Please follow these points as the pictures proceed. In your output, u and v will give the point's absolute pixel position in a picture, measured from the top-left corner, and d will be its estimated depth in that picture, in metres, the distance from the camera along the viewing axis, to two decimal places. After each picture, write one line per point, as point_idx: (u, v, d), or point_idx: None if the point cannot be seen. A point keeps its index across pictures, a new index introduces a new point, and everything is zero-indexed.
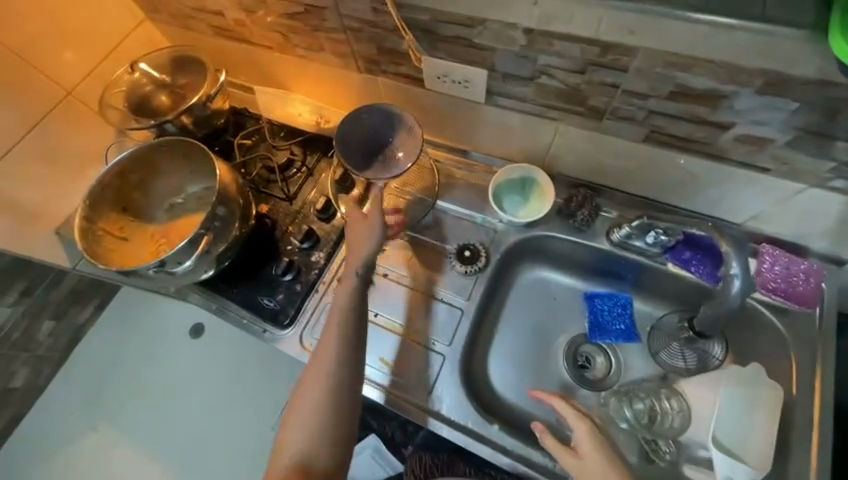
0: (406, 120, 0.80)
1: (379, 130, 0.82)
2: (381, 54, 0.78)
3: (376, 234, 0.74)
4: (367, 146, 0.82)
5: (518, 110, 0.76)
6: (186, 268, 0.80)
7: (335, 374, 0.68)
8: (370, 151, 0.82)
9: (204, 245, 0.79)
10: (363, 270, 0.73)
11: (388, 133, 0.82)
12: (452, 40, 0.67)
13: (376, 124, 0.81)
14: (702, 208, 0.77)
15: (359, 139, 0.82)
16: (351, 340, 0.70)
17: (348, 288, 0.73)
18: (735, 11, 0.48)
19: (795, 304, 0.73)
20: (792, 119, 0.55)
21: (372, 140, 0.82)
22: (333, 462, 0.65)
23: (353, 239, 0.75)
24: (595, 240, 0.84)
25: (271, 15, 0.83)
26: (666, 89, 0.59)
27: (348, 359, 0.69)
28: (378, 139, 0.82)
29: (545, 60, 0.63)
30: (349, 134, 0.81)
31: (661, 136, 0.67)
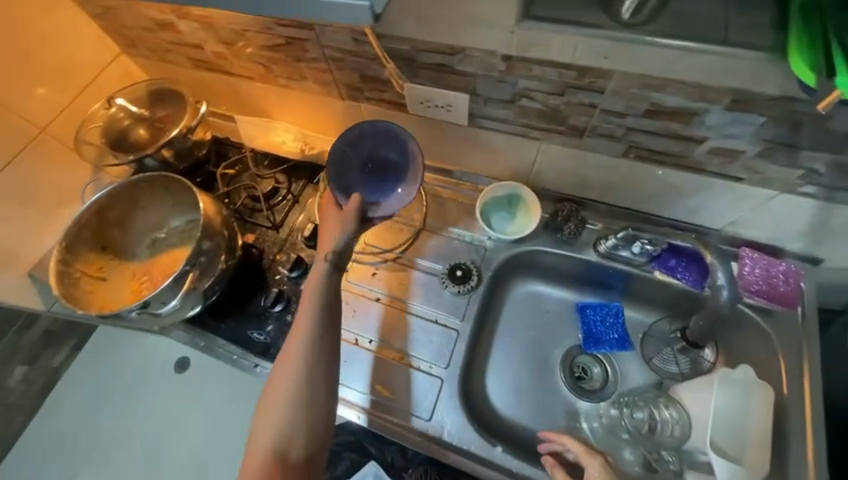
0: (408, 141, 0.76)
1: (380, 146, 0.79)
2: (363, 81, 0.80)
3: (348, 227, 0.73)
4: (366, 163, 0.80)
5: (501, 131, 0.78)
6: (172, 308, 0.77)
7: (307, 358, 0.65)
8: (368, 169, 0.80)
9: (189, 283, 0.77)
10: (334, 257, 0.72)
11: (391, 152, 0.79)
12: (433, 67, 0.69)
13: (378, 141, 0.79)
14: (683, 217, 0.79)
15: (358, 155, 0.80)
16: (324, 325, 0.68)
17: (319, 274, 0.71)
18: (699, 36, 0.51)
19: (779, 305, 0.75)
20: (761, 131, 0.58)
21: (372, 157, 0.80)
22: (309, 444, 0.62)
23: (325, 231, 0.74)
24: (583, 252, 0.86)
25: (251, 46, 0.84)
26: (642, 108, 0.61)
27: (322, 345, 0.67)
28: (378, 157, 0.80)
29: (524, 84, 0.65)
30: (347, 149, 0.79)
31: (640, 151, 0.69)
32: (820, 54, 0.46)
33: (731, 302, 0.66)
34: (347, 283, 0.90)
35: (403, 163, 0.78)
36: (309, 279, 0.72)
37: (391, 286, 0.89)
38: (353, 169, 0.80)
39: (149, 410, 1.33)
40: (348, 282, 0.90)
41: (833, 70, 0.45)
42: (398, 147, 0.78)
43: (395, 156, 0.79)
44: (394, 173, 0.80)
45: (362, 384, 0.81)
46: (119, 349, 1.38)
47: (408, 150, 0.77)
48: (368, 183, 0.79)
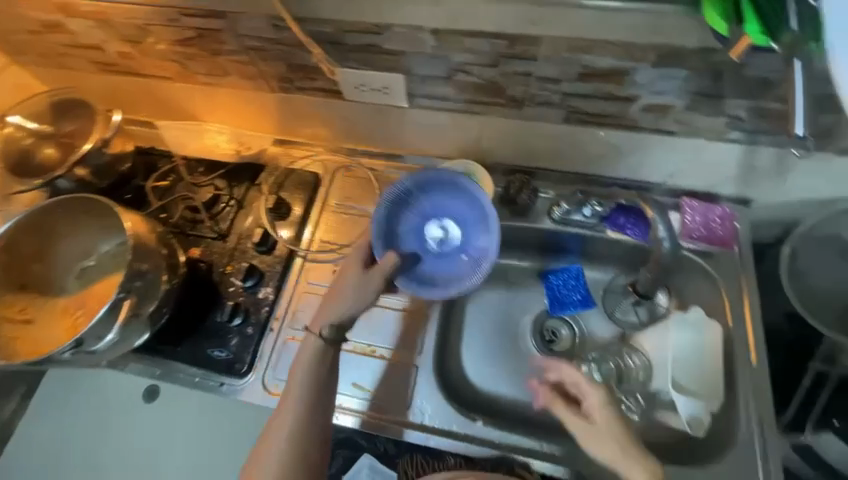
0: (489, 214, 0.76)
1: (446, 205, 0.79)
2: (292, 71, 0.75)
3: (365, 299, 0.70)
4: (426, 216, 0.79)
5: (444, 109, 0.76)
6: (112, 341, 0.70)
7: (291, 440, 0.64)
8: (424, 224, 0.79)
9: (126, 312, 0.70)
10: (330, 332, 0.69)
11: (463, 215, 0.78)
12: (363, 49, 0.66)
13: (451, 198, 0.79)
14: (627, 175, 0.82)
15: (421, 204, 0.79)
16: (311, 411, 0.66)
17: (310, 348, 0.69)
18: None
19: (720, 247, 0.80)
20: (686, 84, 0.60)
21: (435, 212, 0.79)
22: None
23: (335, 296, 0.71)
24: (538, 222, 0.87)
25: (162, 43, 0.77)
26: (575, 72, 0.62)
27: (310, 424, 0.65)
28: (442, 215, 0.79)
29: (459, 58, 0.64)
30: (417, 190, 0.78)
31: (578, 115, 0.70)
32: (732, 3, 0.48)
33: (672, 253, 0.70)
34: (308, 284, 0.87)
35: (471, 238, 0.77)
36: (299, 356, 0.69)
37: None
38: (408, 213, 0.79)
39: (101, 463, 1.05)
40: (309, 284, 0.87)
41: (742, 17, 0.47)
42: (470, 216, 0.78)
43: (461, 223, 0.78)
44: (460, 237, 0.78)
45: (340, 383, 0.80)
46: (54, 396, 1.11)
47: (481, 223, 0.77)
48: (420, 238, 0.78)
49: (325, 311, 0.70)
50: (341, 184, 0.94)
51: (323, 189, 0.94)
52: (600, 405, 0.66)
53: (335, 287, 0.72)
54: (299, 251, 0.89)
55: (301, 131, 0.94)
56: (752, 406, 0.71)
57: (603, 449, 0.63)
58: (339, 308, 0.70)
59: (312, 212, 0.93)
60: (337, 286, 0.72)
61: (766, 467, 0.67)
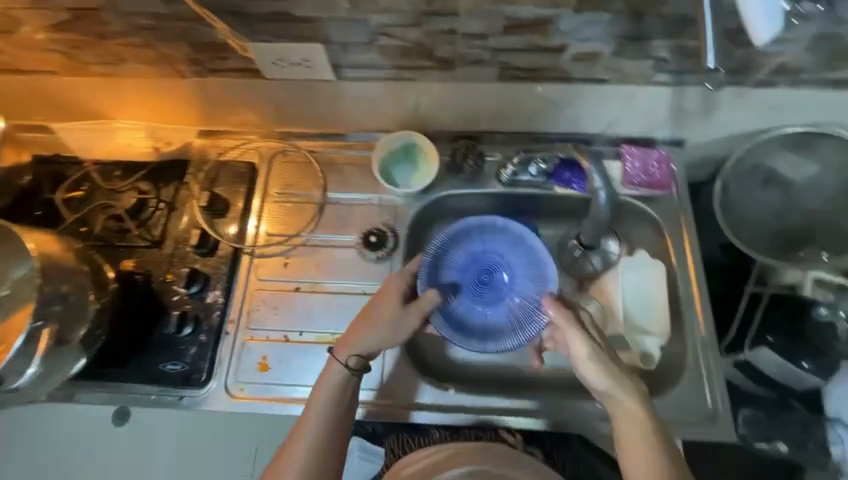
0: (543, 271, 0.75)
1: (497, 248, 0.77)
2: (197, 51, 0.69)
3: (395, 339, 0.69)
4: (471, 254, 0.76)
5: (375, 79, 0.72)
6: (32, 377, 0.64)
7: (311, 460, 0.66)
8: (471, 262, 0.76)
9: (46, 343, 0.64)
10: (358, 364, 0.69)
11: (512, 261, 0.76)
12: (272, 18, 0.61)
13: (501, 242, 0.77)
14: (569, 129, 0.82)
15: (470, 242, 0.77)
16: (332, 434, 0.68)
17: (335, 374, 0.69)
18: None
19: (659, 191, 0.83)
20: (610, 29, 0.60)
21: (484, 253, 0.77)
22: None
23: (369, 324, 0.70)
24: (488, 186, 0.86)
25: (39, 31, 0.69)
26: (500, 25, 0.60)
27: (332, 440, 0.68)
28: (490, 255, 0.77)
29: (378, 19, 0.60)
30: (472, 227, 0.77)
31: (513, 72, 0.68)
32: None
33: (609, 204, 0.71)
34: (259, 281, 0.83)
35: (521, 286, 0.75)
36: (321, 379, 0.69)
37: (309, 271, 0.83)
38: (453, 249, 0.76)
39: None
40: (260, 281, 0.83)
41: None
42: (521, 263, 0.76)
43: (510, 269, 0.76)
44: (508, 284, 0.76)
45: (307, 377, 0.77)
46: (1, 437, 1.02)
47: (531, 274, 0.75)
48: (465, 273, 0.76)
49: (353, 336, 0.70)
50: (281, 171, 0.88)
51: (261, 179, 0.88)
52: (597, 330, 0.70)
53: (363, 319, 0.70)
54: (245, 248, 0.84)
55: (227, 119, 0.86)
56: (698, 333, 0.77)
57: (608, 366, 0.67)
58: (368, 337, 0.69)
59: (253, 205, 0.87)
60: (373, 310, 0.71)
61: (712, 387, 0.74)
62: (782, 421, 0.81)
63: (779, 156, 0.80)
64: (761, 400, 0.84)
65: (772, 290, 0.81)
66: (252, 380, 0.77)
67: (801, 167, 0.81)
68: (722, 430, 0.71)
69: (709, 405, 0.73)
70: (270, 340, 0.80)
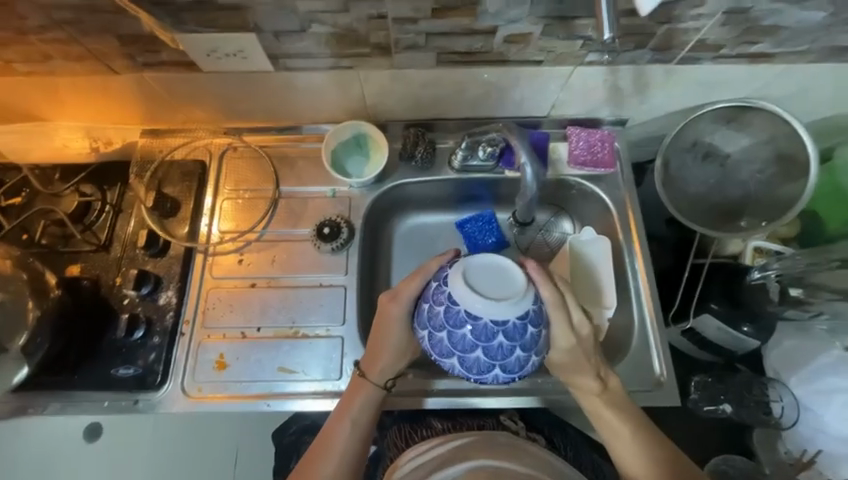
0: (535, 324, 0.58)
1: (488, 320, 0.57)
2: (126, 44, 0.67)
3: (405, 357, 0.70)
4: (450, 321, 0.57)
5: (316, 69, 0.72)
6: None
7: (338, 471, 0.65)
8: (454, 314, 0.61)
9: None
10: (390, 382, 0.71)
11: (504, 346, 0.57)
12: (194, 7, 0.60)
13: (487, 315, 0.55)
14: (514, 112, 0.83)
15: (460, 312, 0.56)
16: (357, 448, 0.67)
17: (372, 394, 0.69)
18: None
19: (605, 169, 0.85)
20: (535, 10, 0.61)
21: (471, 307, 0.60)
22: None
23: (383, 345, 0.69)
24: (442, 173, 0.87)
25: None
26: (428, 8, 0.60)
27: (365, 438, 0.68)
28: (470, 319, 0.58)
29: (305, 6, 0.60)
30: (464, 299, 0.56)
31: (450, 56, 0.69)
32: None
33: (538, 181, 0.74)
34: (214, 280, 0.82)
35: (511, 363, 0.59)
36: (354, 393, 0.69)
37: (266, 267, 0.83)
38: (437, 308, 0.59)
39: None
40: (215, 279, 0.82)
41: None
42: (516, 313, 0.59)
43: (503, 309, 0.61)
44: (509, 350, 0.57)
45: (267, 373, 0.77)
46: None
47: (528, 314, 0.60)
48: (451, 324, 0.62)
49: (377, 359, 0.69)
50: (233, 168, 0.87)
51: (213, 177, 0.86)
52: (573, 349, 0.64)
53: (378, 332, 0.69)
54: (197, 248, 0.82)
55: (172, 116, 0.84)
56: (644, 306, 0.80)
57: (562, 372, 0.68)
58: (387, 363, 0.69)
59: (206, 204, 0.85)
60: (381, 344, 0.69)
61: (659, 355, 0.77)
62: (729, 384, 0.85)
63: (715, 130, 0.83)
64: (710, 367, 0.89)
65: (714, 259, 0.86)
66: (210, 380, 0.76)
67: (734, 140, 0.85)
68: (668, 394, 0.75)
69: (657, 372, 0.76)
70: (227, 338, 0.79)
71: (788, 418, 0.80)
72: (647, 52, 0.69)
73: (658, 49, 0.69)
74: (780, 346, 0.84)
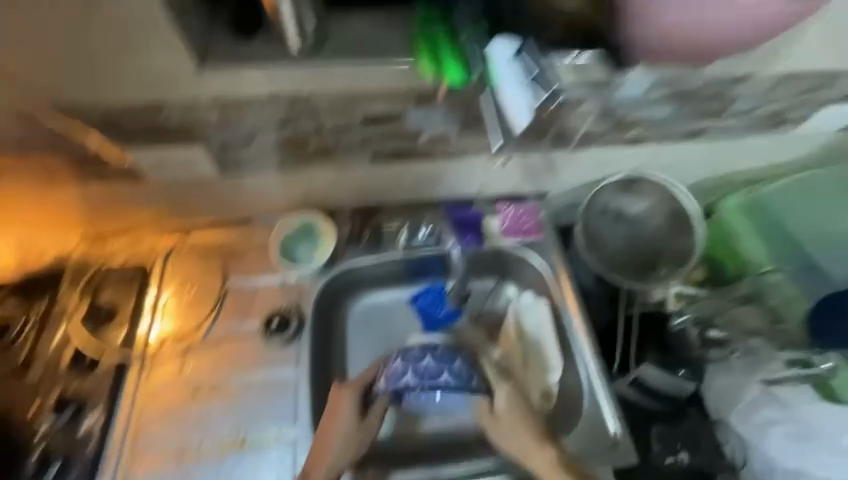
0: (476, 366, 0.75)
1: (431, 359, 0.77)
2: (73, 162, 0.70)
3: (353, 450, 0.69)
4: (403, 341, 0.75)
5: (262, 171, 0.77)
6: None
7: None
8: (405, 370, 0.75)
9: None
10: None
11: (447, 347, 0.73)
12: (145, 129, 0.65)
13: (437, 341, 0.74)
14: (448, 194, 0.93)
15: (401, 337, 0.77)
16: None
17: None
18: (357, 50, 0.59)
19: (534, 236, 0.96)
20: (450, 117, 0.71)
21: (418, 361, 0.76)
22: None
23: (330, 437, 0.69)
24: (389, 252, 0.92)
25: None
26: (360, 117, 0.68)
27: None
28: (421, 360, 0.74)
29: (249, 123, 0.67)
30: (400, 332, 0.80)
31: (385, 153, 0.77)
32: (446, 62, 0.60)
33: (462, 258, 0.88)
34: (151, 390, 0.76)
35: (458, 369, 0.71)
36: None
37: (210, 368, 0.78)
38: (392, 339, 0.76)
39: None
40: (151, 389, 0.76)
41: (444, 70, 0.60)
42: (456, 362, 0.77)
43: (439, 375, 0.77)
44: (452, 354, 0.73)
45: None
46: None
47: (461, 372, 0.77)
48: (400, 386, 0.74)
49: (321, 460, 0.68)
50: (177, 268, 0.86)
51: (156, 279, 0.84)
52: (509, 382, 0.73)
53: (325, 429, 0.70)
54: (131, 360, 0.77)
55: (115, 221, 0.84)
56: (593, 363, 0.84)
57: (513, 441, 0.69)
58: (337, 459, 0.68)
59: (146, 307, 0.82)
60: (326, 441, 0.69)
61: (614, 409, 0.81)
62: (681, 429, 0.91)
63: (620, 197, 0.98)
64: (660, 414, 0.92)
65: (640, 308, 0.96)
66: None
67: (638, 204, 0.98)
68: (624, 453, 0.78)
69: (611, 433, 0.80)
70: (161, 460, 0.72)
71: (738, 457, 0.86)
72: (549, 144, 0.81)
73: (559, 142, 0.81)
74: (713, 387, 0.88)
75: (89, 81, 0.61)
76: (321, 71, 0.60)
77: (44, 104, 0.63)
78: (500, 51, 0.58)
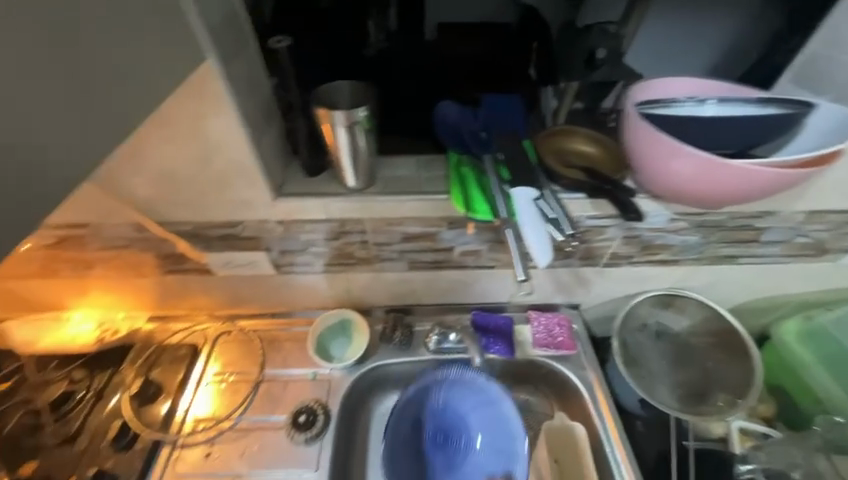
0: (514, 462, 0.81)
1: (467, 425, 0.86)
2: (160, 258, 0.81)
3: None
4: (456, 390, 0.86)
5: (310, 273, 0.86)
6: None
7: None
8: (436, 418, 0.87)
9: None
10: None
11: (495, 411, 0.85)
12: (220, 238, 0.75)
13: (489, 399, 0.85)
14: (479, 299, 0.96)
15: (446, 392, 0.86)
16: None
17: None
18: (403, 189, 0.71)
19: (566, 350, 0.92)
20: (482, 236, 0.78)
21: (453, 419, 0.86)
22: None
23: None
24: (417, 354, 0.93)
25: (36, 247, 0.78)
26: (399, 237, 0.76)
27: None
28: (454, 410, 0.87)
29: (306, 237, 0.76)
30: (445, 384, 0.86)
31: (420, 263, 0.84)
32: (473, 203, 0.67)
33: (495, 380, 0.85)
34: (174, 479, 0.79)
35: (497, 430, 0.84)
36: None
37: (232, 462, 0.81)
38: (446, 390, 0.86)
39: None
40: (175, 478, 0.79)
41: (475, 208, 0.66)
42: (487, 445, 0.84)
43: (467, 444, 0.85)
44: (494, 414, 0.85)
45: None
46: None
47: (491, 462, 0.82)
48: (429, 423, 0.86)
49: None
50: (224, 351, 0.94)
51: (204, 357, 0.93)
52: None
53: None
54: (166, 439, 0.82)
55: (180, 305, 0.95)
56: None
57: None
58: None
59: (191, 386, 0.89)
60: None
61: None
62: None
63: (658, 313, 0.94)
64: None
65: (695, 443, 0.84)
66: None
67: (680, 322, 0.94)
68: None
69: None
70: None
71: None
72: (578, 260, 0.85)
73: (587, 259, 0.84)
74: None
75: (179, 199, 0.69)
76: (372, 202, 0.69)
77: (142, 216, 0.72)
78: (521, 195, 0.59)
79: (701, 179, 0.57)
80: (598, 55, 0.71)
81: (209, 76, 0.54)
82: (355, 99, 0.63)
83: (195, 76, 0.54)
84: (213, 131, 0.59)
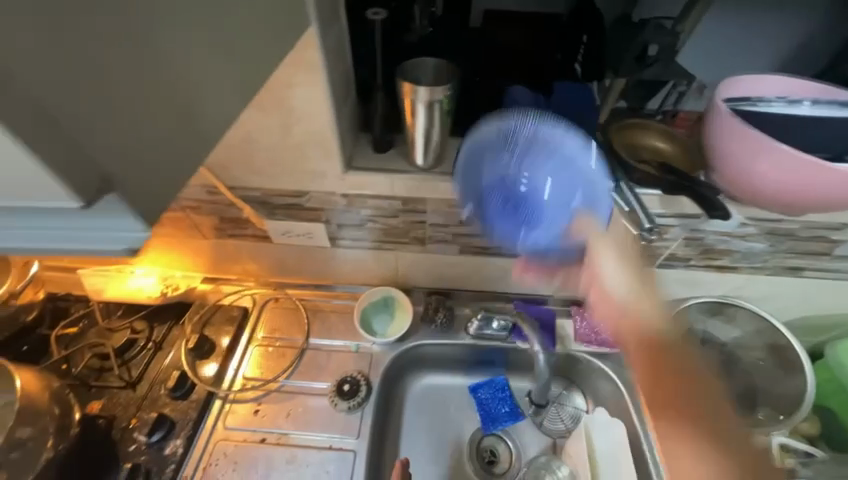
0: (598, 199, 0.62)
1: (536, 166, 0.63)
2: (224, 222, 0.85)
3: None
4: (520, 146, 0.63)
5: (361, 248, 0.88)
6: None
7: None
8: (493, 189, 0.66)
9: None
10: None
11: (578, 150, 0.61)
12: (285, 207, 0.78)
13: (558, 149, 0.62)
14: (523, 290, 0.96)
15: (506, 149, 0.64)
16: None
17: None
18: None
19: (609, 347, 0.92)
20: None
21: (513, 175, 0.65)
22: None
23: None
24: (457, 337, 0.95)
25: None
26: (457, 219, 0.77)
27: None
28: (518, 173, 0.65)
29: (366, 212, 0.77)
30: (500, 140, 0.63)
31: (472, 248, 0.85)
32: None
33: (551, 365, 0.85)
34: (225, 430, 0.84)
35: (574, 185, 0.63)
36: None
37: (279, 421, 0.85)
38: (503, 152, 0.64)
39: None
40: (226, 430, 0.84)
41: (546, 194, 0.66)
42: (561, 189, 0.64)
43: (533, 211, 0.66)
44: (575, 162, 0.61)
45: None
46: None
47: (562, 219, 0.65)
48: (486, 195, 0.66)
49: None
50: (272, 316, 0.98)
51: (251, 323, 0.96)
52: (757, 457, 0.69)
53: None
54: (218, 393, 0.87)
55: (232, 268, 0.99)
56: None
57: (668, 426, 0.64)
58: None
59: (241, 346, 0.93)
60: None
61: None
62: None
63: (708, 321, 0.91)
64: None
65: None
66: None
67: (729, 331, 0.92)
68: None
69: None
70: None
71: None
72: None
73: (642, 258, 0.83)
74: None
75: (253, 165, 0.71)
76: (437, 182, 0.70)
77: (215, 179, 0.74)
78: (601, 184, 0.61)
79: (800, 184, 0.54)
80: (650, 51, 0.66)
81: (310, 45, 0.55)
82: (436, 77, 0.63)
83: (299, 45, 0.55)
84: (301, 99, 0.61)
